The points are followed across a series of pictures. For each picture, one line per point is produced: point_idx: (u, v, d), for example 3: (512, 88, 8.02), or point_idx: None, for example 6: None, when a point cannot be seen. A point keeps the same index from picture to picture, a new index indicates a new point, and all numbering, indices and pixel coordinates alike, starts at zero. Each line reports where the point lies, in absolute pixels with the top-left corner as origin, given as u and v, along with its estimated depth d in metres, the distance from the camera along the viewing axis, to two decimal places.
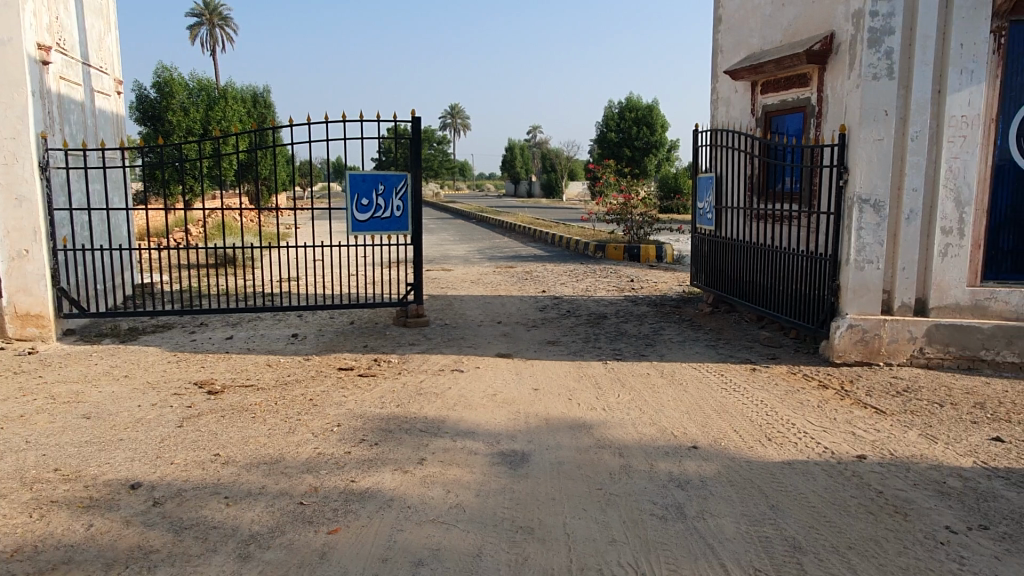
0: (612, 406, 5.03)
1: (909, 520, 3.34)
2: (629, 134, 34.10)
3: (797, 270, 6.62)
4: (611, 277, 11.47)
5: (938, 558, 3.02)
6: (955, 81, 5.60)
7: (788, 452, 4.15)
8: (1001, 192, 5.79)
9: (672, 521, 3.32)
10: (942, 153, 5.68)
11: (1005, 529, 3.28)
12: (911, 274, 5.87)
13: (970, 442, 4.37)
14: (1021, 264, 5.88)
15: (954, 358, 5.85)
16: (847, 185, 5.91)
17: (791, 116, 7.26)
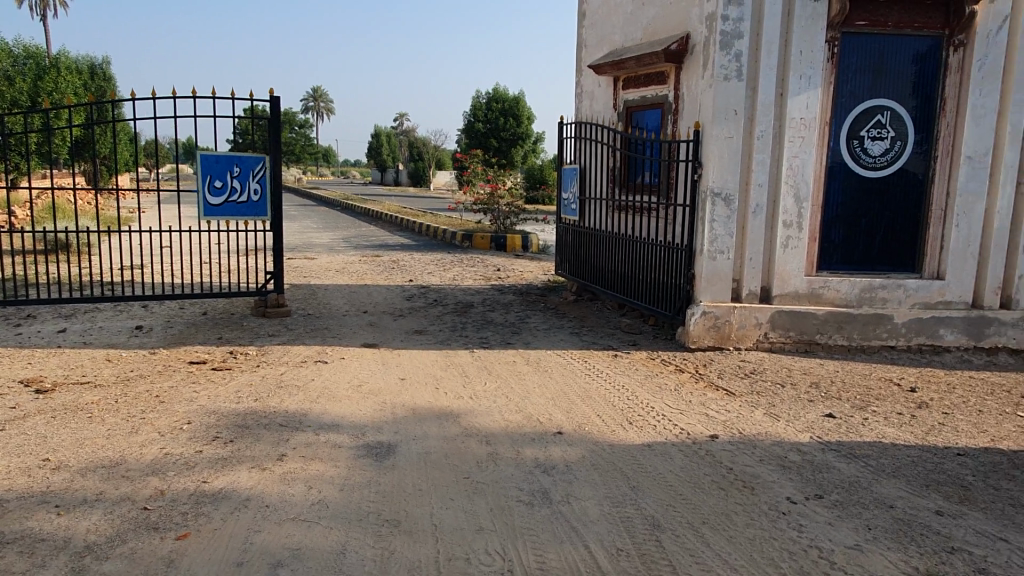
0: (479, 394, 5.03)
1: (755, 494, 3.57)
2: (496, 125, 34.32)
3: (656, 259, 6.91)
4: (478, 266, 11.50)
5: (781, 527, 3.25)
6: (796, 85, 6.03)
7: (647, 435, 4.32)
8: (833, 190, 6.33)
9: (538, 506, 3.36)
10: (784, 151, 6.11)
11: (836, 497, 3.59)
12: (757, 263, 6.28)
13: (808, 419, 4.75)
14: (849, 255, 6.45)
15: (794, 342, 6.33)
16: (702, 179, 6.24)
17: (651, 112, 7.55)
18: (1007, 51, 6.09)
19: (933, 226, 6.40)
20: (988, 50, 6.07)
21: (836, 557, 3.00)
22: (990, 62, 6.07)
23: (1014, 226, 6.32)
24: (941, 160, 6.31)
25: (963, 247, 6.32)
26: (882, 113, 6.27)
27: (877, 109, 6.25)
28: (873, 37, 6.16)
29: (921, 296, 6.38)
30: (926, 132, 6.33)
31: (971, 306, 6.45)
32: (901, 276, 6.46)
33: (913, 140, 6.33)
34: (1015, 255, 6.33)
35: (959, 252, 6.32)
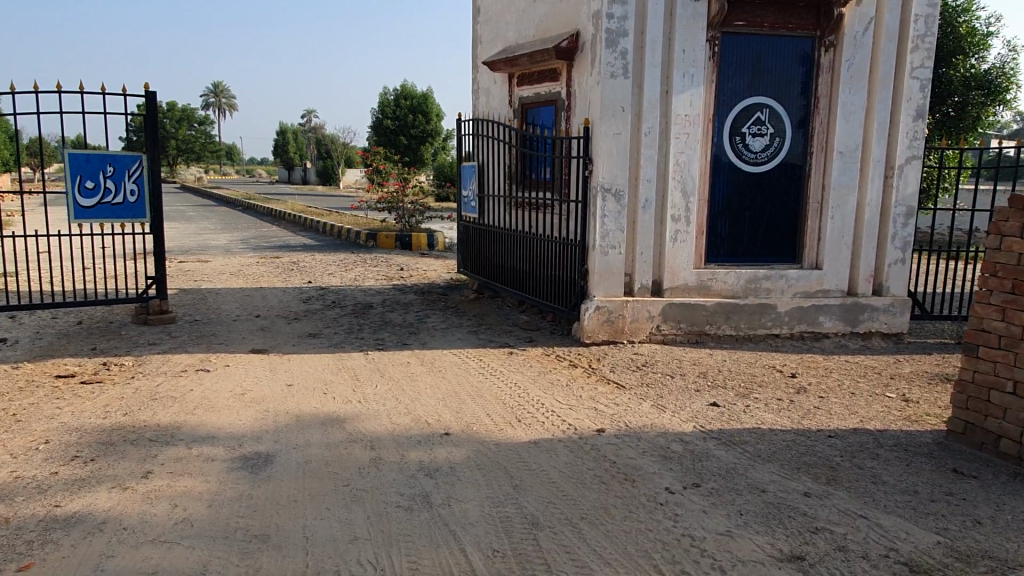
0: (368, 398, 4.92)
1: (636, 486, 3.62)
2: (403, 122, 33.83)
3: (552, 255, 6.93)
4: (381, 266, 11.29)
5: (656, 518, 3.30)
6: (679, 83, 6.17)
7: (534, 432, 4.33)
8: (718, 184, 6.53)
9: (417, 511, 3.29)
10: (670, 147, 6.25)
11: (713, 485, 3.68)
12: (647, 257, 6.39)
13: (693, 409, 4.87)
14: (735, 248, 6.67)
15: (684, 333, 6.49)
16: (592, 175, 6.28)
17: (544, 109, 7.59)
18: (872, 52, 6.45)
19: (811, 218, 6.70)
20: (855, 52, 6.41)
21: (706, 544, 3.08)
22: (856, 62, 6.42)
23: (883, 217, 6.70)
24: (816, 155, 6.61)
25: (838, 238, 6.65)
26: (761, 110, 6.51)
27: (757, 106, 6.48)
28: (751, 37, 6.38)
29: (802, 285, 6.66)
30: (802, 128, 6.61)
31: (847, 293, 6.80)
32: (784, 267, 6.73)
33: (791, 136, 6.61)
34: (885, 245, 6.72)
35: (835, 243, 6.64)
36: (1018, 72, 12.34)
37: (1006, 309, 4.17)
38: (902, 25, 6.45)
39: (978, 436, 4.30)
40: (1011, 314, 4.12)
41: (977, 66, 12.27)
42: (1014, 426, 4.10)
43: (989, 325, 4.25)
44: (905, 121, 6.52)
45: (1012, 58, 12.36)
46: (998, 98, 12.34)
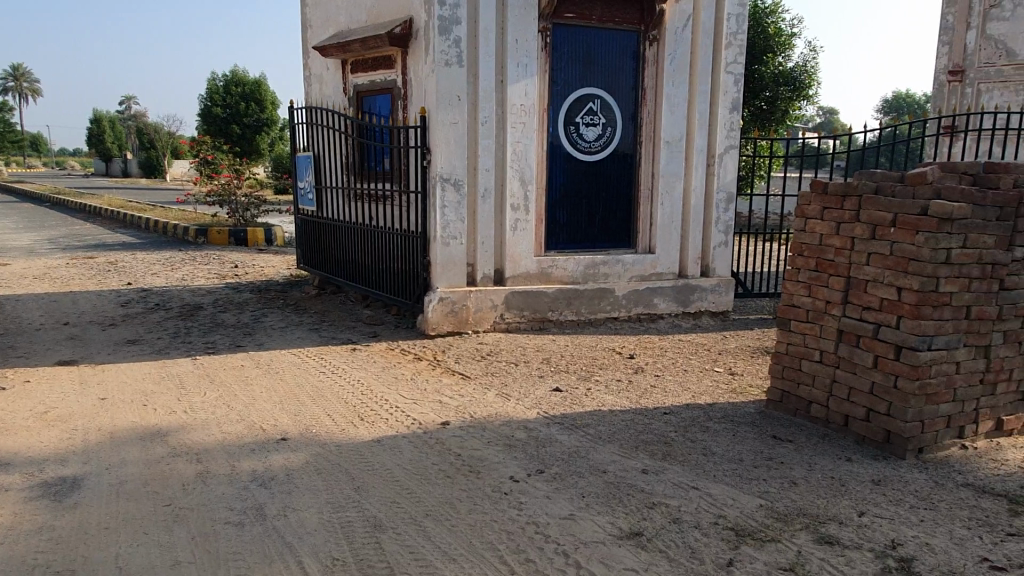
0: (195, 407, 4.55)
1: (480, 477, 3.60)
2: (235, 110, 31.87)
3: (394, 248, 6.77)
4: (213, 263, 10.57)
5: (501, 508, 3.29)
6: (513, 73, 6.22)
7: (377, 430, 4.19)
8: (555, 172, 6.65)
9: (248, 525, 3.07)
10: (506, 136, 6.28)
11: (556, 470, 3.73)
12: (488, 247, 6.40)
13: (537, 395, 4.94)
14: (573, 235, 6.84)
15: (528, 320, 6.58)
16: (430, 165, 6.18)
17: (379, 97, 7.38)
18: (691, 47, 6.85)
19: (643, 205, 7.01)
20: (676, 46, 6.77)
21: (549, 530, 3.11)
22: (678, 56, 6.78)
23: (706, 203, 7.16)
24: (645, 144, 6.92)
25: (667, 224, 7.01)
26: (593, 101, 6.70)
27: (589, 97, 6.65)
28: (581, 28, 6.53)
29: (637, 269, 6.95)
30: (631, 119, 6.88)
31: (677, 276, 7.19)
32: (619, 252, 6.99)
33: (621, 126, 6.84)
34: (709, 229, 7.18)
35: (665, 228, 7.00)
36: (818, 71, 13.65)
37: (811, 286, 4.54)
38: (717, 23, 6.90)
39: (792, 403, 4.69)
40: (816, 290, 4.50)
41: (784, 64, 13.42)
42: (821, 392, 4.50)
43: (798, 301, 4.62)
44: (722, 113, 7.00)
45: (813, 58, 13.64)
46: (802, 94, 13.60)
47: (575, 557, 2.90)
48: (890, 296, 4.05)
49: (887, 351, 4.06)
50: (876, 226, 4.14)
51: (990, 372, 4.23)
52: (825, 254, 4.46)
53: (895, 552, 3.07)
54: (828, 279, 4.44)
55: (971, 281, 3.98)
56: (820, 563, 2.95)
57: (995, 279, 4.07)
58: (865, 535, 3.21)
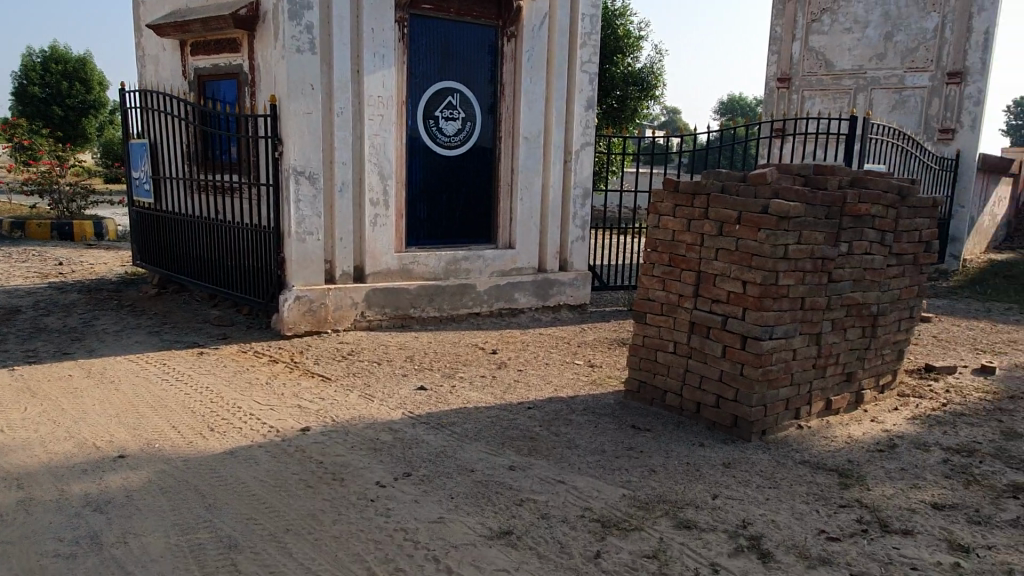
0: (14, 425, 4.04)
1: (344, 485, 3.45)
2: (55, 89, 28.80)
3: (243, 244, 6.37)
4: (32, 260, 9.49)
5: (368, 516, 3.17)
6: (369, 63, 6.03)
7: (230, 440, 3.92)
8: (415, 167, 6.53)
9: (82, 557, 2.75)
10: (364, 128, 6.09)
11: (423, 472, 3.65)
12: (347, 243, 6.18)
13: (401, 395, 4.83)
14: (433, 230, 6.75)
15: (389, 318, 6.43)
16: (282, 157, 5.86)
17: (224, 82, 6.91)
18: (547, 45, 6.96)
19: (503, 201, 7.04)
20: (532, 43, 6.85)
21: (419, 535, 3.03)
22: (535, 53, 6.87)
23: (564, 198, 7.32)
24: (504, 140, 6.95)
25: (527, 219, 7.10)
26: (453, 95, 6.64)
27: (448, 90, 6.58)
28: (439, 21, 6.44)
29: (498, 264, 6.98)
30: (490, 114, 6.88)
31: (537, 270, 7.30)
32: (481, 248, 6.98)
33: (481, 121, 6.83)
34: (567, 224, 7.36)
35: (525, 223, 7.09)
36: (663, 73, 14.36)
37: (665, 280, 4.74)
38: (572, 22, 7.05)
39: (648, 393, 4.89)
40: (669, 284, 4.70)
41: (632, 64, 13.99)
42: (675, 381, 4.72)
43: (653, 295, 4.81)
44: (578, 111, 7.18)
45: (658, 60, 14.31)
46: (649, 94, 14.23)
47: (446, 562, 2.85)
48: (735, 289, 4.31)
49: (733, 341, 4.32)
50: (722, 223, 4.39)
51: (821, 357, 4.61)
52: (677, 250, 4.66)
53: (745, 531, 3.27)
54: (679, 273, 4.65)
55: (805, 273, 4.31)
56: (680, 548, 3.08)
57: (825, 272, 4.44)
58: (719, 517, 3.39)
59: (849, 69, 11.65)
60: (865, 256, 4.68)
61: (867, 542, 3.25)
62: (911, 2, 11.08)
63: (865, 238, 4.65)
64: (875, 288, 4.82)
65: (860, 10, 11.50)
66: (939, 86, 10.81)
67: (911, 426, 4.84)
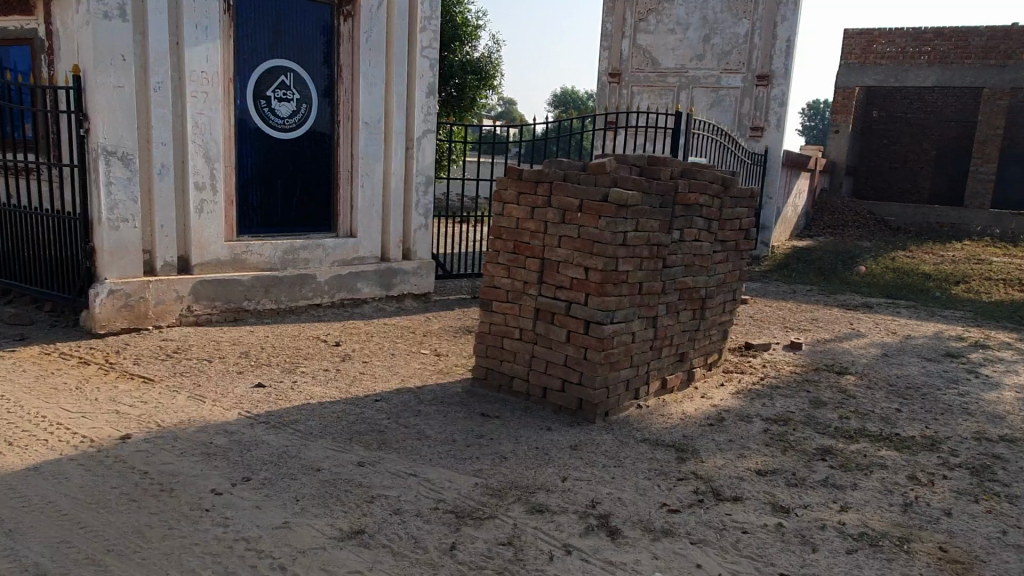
0: None
1: (175, 496, 3.15)
2: None
3: (43, 232, 5.65)
4: None
5: (203, 527, 2.92)
6: (191, 35, 5.55)
7: (34, 455, 3.45)
8: (245, 149, 6.11)
9: None
10: (185, 107, 5.60)
11: (265, 475, 3.42)
12: (169, 231, 5.67)
13: (236, 394, 4.50)
14: (267, 218, 6.37)
15: (220, 312, 5.99)
16: (88, 135, 5.24)
17: (13, 48, 6.07)
18: (386, 28, 6.76)
19: (342, 187, 6.77)
20: (371, 25, 6.62)
21: (263, 543, 2.83)
22: (373, 36, 6.65)
23: (406, 186, 7.18)
24: (342, 124, 6.67)
25: (368, 207, 6.89)
26: (286, 75, 6.27)
27: (280, 69, 6.22)
28: None
29: (338, 253, 6.72)
30: (326, 96, 6.58)
31: (380, 259, 7.11)
32: (320, 236, 6.68)
33: (317, 104, 6.51)
34: (410, 212, 7.23)
35: (366, 211, 6.87)
36: (501, 63, 14.51)
37: (510, 267, 4.77)
38: (411, 5, 6.90)
39: (496, 380, 4.91)
40: (514, 271, 4.74)
41: (470, 53, 14.04)
42: (522, 367, 4.77)
43: (499, 282, 4.83)
44: (419, 98, 7.06)
45: (496, 49, 14.46)
46: (487, 83, 14.35)
47: (293, 570, 2.68)
48: (578, 275, 4.42)
49: (577, 326, 4.43)
50: (565, 211, 4.48)
51: (657, 339, 4.86)
52: (521, 237, 4.70)
53: (594, 511, 3.36)
54: (524, 261, 4.70)
55: (642, 260, 4.50)
56: (534, 532, 3.11)
57: (659, 258, 4.67)
58: (569, 499, 3.46)
59: (673, 68, 12.36)
60: (694, 243, 4.97)
61: (703, 512, 3.46)
62: (726, 9, 11.95)
63: (695, 226, 4.94)
64: (704, 272, 5.14)
65: (681, 12, 12.21)
66: (750, 87, 11.80)
67: (735, 400, 5.23)
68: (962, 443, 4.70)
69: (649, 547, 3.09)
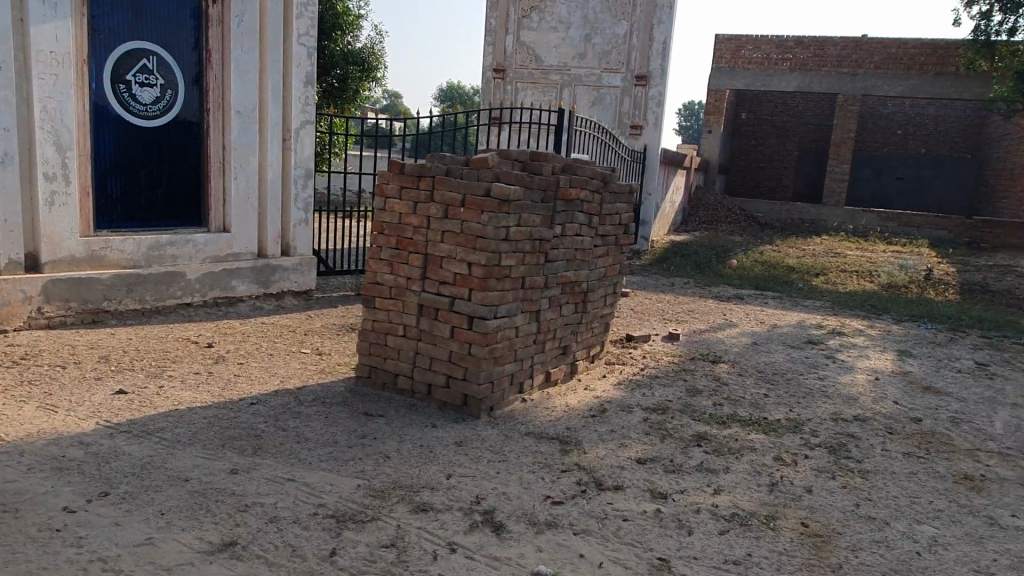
0: None
1: (21, 516, 2.87)
2: None
3: None
4: None
5: (54, 549, 2.67)
6: (37, 11, 5.06)
7: None
8: (103, 137, 5.67)
9: None
10: (32, 90, 5.11)
11: (126, 488, 3.18)
12: (14, 226, 5.16)
13: (94, 402, 4.16)
14: (129, 211, 5.94)
15: (76, 314, 5.53)
16: None
17: None
18: (259, 12, 6.45)
19: (214, 179, 6.41)
20: (243, 9, 6.29)
21: (123, 562, 2.63)
22: (245, 20, 6.31)
23: (284, 179, 6.90)
24: (212, 113, 6.30)
25: (242, 200, 6.55)
26: (147, 58, 5.86)
27: (141, 52, 5.80)
28: None
29: (210, 250, 6.35)
30: (194, 82, 6.20)
31: (257, 255, 6.79)
32: (189, 231, 6.30)
33: (184, 90, 6.12)
34: (288, 206, 6.95)
35: (240, 205, 6.54)
36: (384, 55, 14.23)
37: (392, 263, 4.67)
38: None
39: (380, 378, 4.81)
40: (397, 267, 4.64)
41: (352, 43, 13.67)
42: (406, 364, 4.70)
43: (381, 278, 4.72)
44: (296, 87, 6.81)
45: (379, 41, 14.16)
46: (370, 75, 14.04)
47: None
48: (461, 270, 4.39)
49: (461, 321, 4.40)
50: (447, 206, 4.43)
51: (540, 333, 4.91)
52: (403, 232, 4.61)
53: (479, 507, 3.35)
54: (407, 256, 4.61)
55: (525, 254, 4.53)
56: (418, 532, 3.06)
57: (542, 253, 4.71)
58: (453, 496, 3.43)
59: (555, 65, 12.55)
60: (575, 238, 5.06)
61: (586, 502, 3.53)
62: (605, 9, 12.25)
63: (576, 221, 5.03)
64: (585, 267, 5.24)
65: (563, 11, 12.42)
66: (629, 86, 12.18)
67: (617, 390, 5.38)
68: (822, 424, 5.05)
69: (533, 540, 3.11)
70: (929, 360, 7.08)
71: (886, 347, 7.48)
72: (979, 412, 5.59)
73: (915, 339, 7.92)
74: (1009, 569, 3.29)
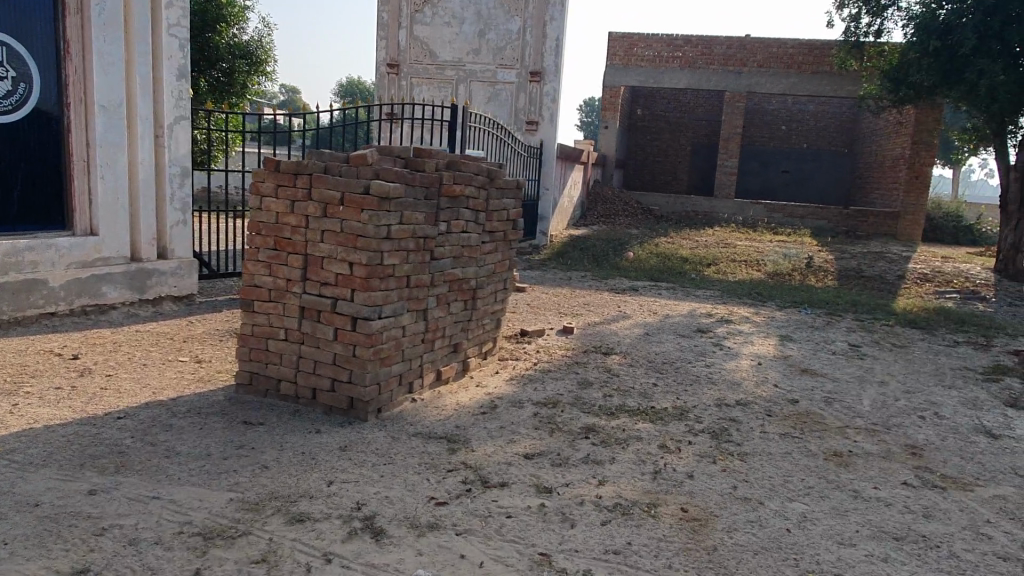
0: None
1: None
2: None
3: None
4: None
5: None
6: None
7: None
8: None
9: None
10: None
11: None
12: None
13: None
14: None
15: None
16: None
17: None
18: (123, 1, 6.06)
19: (77, 178, 5.99)
20: None
21: None
22: (107, 9, 5.92)
23: (157, 177, 6.54)
24: (73, 107, 5.88)
25: (111, 200, 6.14)
26: None
27: None
28: None
29: (75, 254, 5.92)
30: (52, 75, 5.79)
31: (129, 259, 6.40)
32: (50, 235, 5.86)
33: (40, 84, 5.72)
34: (163, 206, 6.59)
35: (110, 205, 6.13)
36: (272, 48, 13.76)
37: (271, 265, 4.49)
38: None
39: (261, 384, 4.63)
40: (276, 268, 4.47)
41: (237, 36, 13.13)
42: (289, 369, 4.54)
43: (260, 280, 4.53)
44: (168, 81, 6.46)
45: (266, 34, 13.67)
46: (258, 69, 13.54)
47: None
48: (342, 270, 4.26)
49: (344, 323, 4.28)
50: (326, 204, 4.29)
51: (429, 332, 4.85)
52: (281, 232, 4.44)
53: (359, 513, 3.26)
54: (286, 257, 4.44)
55: (408, 253, 4.45)
56: (292, 544, 2.95)
57: (426, 250, 4.65)
58: (333, 504, 3.33)
59: (450, 60, 12.48)
60: (462, 235, 5.02)
61: (470, 501, 3.50)
62: (498, 5, 12.25)
63: (461, 217, 4.99)
64: (473, 264, 5.21)
65: (456, 6, 12.34)
66: (523, 82, 12.25)
67: (509, 386, 5.38)
68: (706, 410, 5.22)
69: (413, 544, 3.06)
70: (807, 343, 7.46)
71: (769, 332, 7.83)
72: (850, 391, 5.93)
73: (795, 324, 8.33)
74: (869, 538, 3.49)
